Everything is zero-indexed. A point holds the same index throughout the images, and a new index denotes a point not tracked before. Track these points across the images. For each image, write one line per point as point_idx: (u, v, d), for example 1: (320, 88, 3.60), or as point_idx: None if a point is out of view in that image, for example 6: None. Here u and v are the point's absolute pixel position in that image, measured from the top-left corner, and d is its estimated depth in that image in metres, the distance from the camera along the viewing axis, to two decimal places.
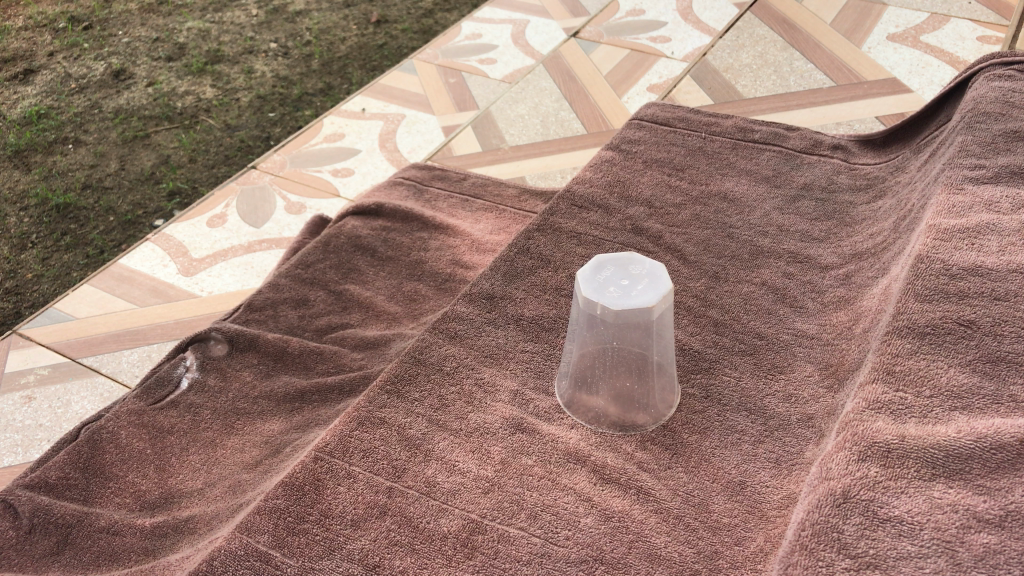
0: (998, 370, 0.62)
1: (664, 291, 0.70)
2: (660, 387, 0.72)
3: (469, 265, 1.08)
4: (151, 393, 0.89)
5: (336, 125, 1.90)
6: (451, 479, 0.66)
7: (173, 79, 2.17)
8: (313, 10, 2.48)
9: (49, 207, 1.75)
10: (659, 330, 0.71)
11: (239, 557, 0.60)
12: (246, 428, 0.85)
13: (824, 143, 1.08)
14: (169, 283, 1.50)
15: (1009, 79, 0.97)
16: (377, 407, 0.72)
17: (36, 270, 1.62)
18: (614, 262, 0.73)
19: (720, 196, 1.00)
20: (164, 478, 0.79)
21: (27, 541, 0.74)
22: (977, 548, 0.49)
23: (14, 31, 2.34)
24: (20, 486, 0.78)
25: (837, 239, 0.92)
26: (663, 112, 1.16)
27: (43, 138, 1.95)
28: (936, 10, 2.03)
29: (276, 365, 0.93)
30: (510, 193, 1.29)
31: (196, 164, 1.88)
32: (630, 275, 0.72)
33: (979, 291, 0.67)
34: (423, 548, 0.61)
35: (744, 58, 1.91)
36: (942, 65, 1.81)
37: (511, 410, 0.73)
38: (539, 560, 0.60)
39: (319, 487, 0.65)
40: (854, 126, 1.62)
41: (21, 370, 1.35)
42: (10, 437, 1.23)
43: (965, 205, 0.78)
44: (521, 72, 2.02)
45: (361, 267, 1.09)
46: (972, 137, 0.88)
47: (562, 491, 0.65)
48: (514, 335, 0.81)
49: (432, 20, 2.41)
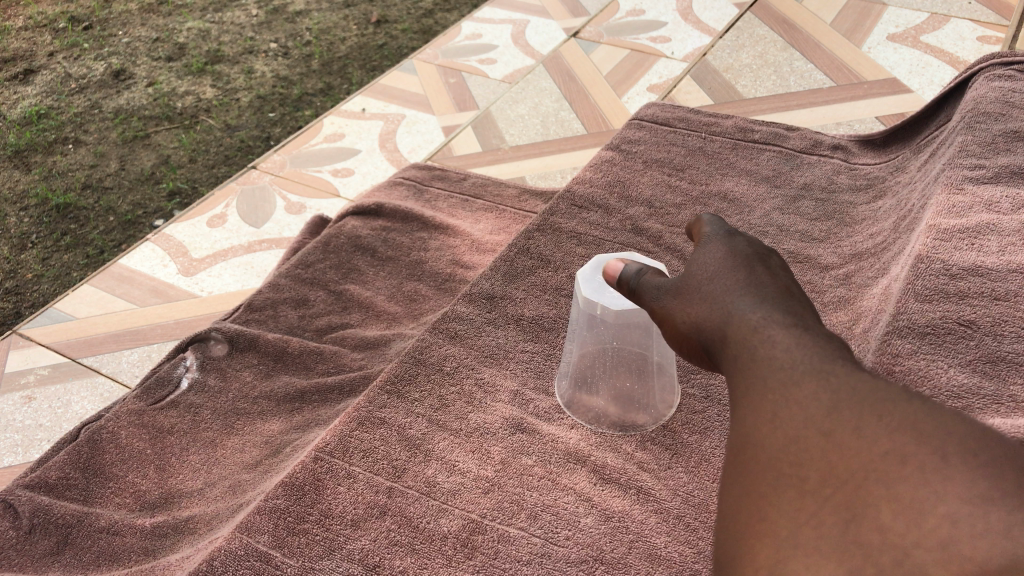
0: (997, 370, 0.61)
1: None
2: (660, 387, 0.74)
3: (469, 266, 1.08)
4: (151, 393, 0.89)
5: (336, 126, 1.90)
6: (451, 479, 0.66)
7: (173, 78, 2.17)
8: (313, 10, 2.48)
9: (49, 207, 1.75)
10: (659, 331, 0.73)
11: (239, 557, 0.60)
12: (245, 428, 0.85)
13: (824, 143, 1.08)
14: (169, 283, 1.51)
15: (1009, 79, 0.97)
16: (377, 407, 0.72)
17: (36, 270, 1.62)
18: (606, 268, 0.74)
19: (720, 197, 1.00)
20: (163, 478, 0.79)
21: (27, 541, 0.73)
22: None
23: (15, 32, 2.35)
24: (21, 486, 0.78)
25: (837, 239, 0.92)
26: (664, 112, 1.16)
27: (43, 138, 1.95)
28: (936, 10, 2.03)
29: (276, 365, 0.93)
30: (510, 193, 1.30)
31: (196, 164, 1.88)
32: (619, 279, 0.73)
33: (979, 291, 0.67)
34: (423, 548, 0.61)
35: (744, 58, 1.90)
36: (942, 65, 1.81)
37: (512, 410, 0.73)
38: (539, 560, 0.60)
39: (319, 487, 0.65)
40: (854, 127, 1.62)
41: (21, 370, 1.35)
42: (10, 437, 1.23)
43: (965, 205, 0.78)
44: (521, 72, 2.02)
45: (361, 267, 1.09)
46: (971, 137, 0.88)
47: (563, 491, 0.65)
48: (514, 334, 0.81)
49: (432, 20, 2.40)
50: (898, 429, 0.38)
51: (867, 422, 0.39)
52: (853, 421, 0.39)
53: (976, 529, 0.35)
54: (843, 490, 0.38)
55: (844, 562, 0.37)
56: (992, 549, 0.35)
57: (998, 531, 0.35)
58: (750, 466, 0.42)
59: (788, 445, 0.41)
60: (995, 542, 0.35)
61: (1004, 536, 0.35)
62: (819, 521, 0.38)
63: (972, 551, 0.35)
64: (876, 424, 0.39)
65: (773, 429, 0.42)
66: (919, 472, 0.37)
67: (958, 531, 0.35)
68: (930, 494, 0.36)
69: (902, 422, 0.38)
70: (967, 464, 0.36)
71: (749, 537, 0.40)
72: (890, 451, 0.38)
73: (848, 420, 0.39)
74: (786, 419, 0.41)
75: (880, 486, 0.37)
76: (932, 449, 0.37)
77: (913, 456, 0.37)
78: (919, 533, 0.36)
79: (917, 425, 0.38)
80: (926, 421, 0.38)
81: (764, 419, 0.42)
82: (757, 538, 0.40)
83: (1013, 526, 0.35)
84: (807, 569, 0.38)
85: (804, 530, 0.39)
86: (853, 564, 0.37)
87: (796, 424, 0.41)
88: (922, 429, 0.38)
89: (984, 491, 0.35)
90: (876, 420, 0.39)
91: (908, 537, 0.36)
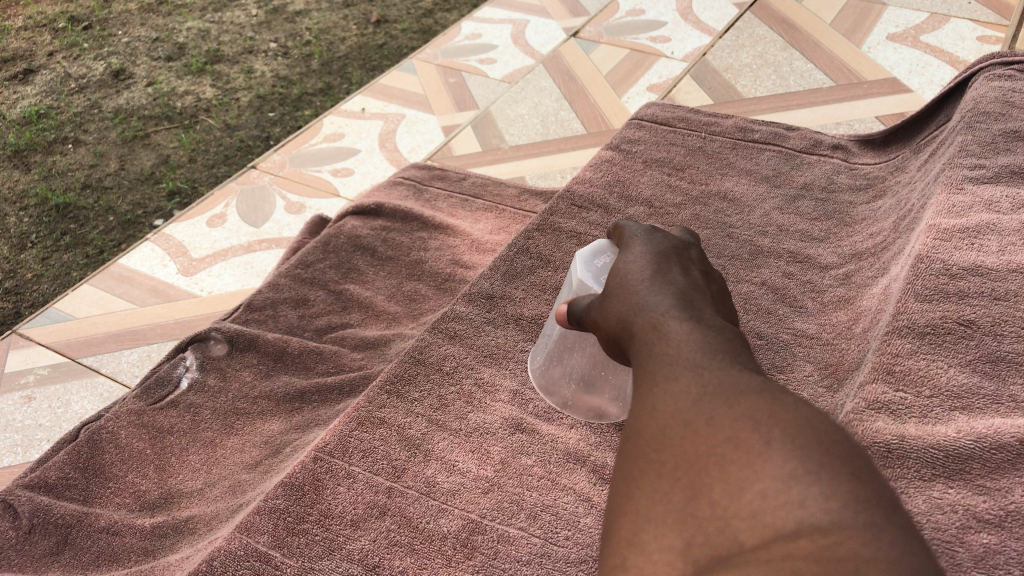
0: (998, 370, 0.61)
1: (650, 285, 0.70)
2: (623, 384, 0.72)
3: (469, 265, 1.08)
4: (151, 393, 0.89)
5: (335, 125, 1.90)
6: (451, 479, 0.66)
7: (173, 78, 2.16)
8: (313, 10, 2.47)
9: (49, 207, 1.75)
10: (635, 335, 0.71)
11: (239, 557, 0.60)
12: (245, 428, 0.85)
13: (824, 143, 1.08)
14: (168, 283, 1.51)
15: (1009, 79, 0.97)
16: (376, 407, 0.72)
17: (36, 270, 1.62)
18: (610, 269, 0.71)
19: (720, 196, 1.00)
20: (163, 478, 0.79)
21: (26, 541, 0.73)
22: (977, 548, 0.49)
23: (14, 31, 2.35)
24: (21, 486, 0.78)
25: (838, 239, 0.92)
26: (663, 111, 1.16)
27: (43, 138, 1.95)
28: (936, 10, 2.03)
29: (276, 365, 0.93)
30: (509, 193, 1.30)
31: (196, 164, 1.88)
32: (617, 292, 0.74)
33: (979, 291, 0.67)
34: (423, 548, 0.61)
35: (744, 58, 1.90)
36: (942, 65, 1.81)
37: (511, 410, 0.73)
38: (539, 560, 0.60)
39: (319, 487, 0.65)
40: (854, 126, 1.62)
41: (21, 370, 1.35)
42: (10, 437, 1.23)
43: (966, 205, 0.78)
44: (521, 72, 2.02)
45: (361, 267, 1.10)
46: (972, 137, 0.88)
47: (562, 491, 0.65)
48: (514, 334, 0.81)
49: (432, 19, 2.40)
50: (739, 419, 0.43)
51: (719, 409, 0.45)
52: (708, 410, 0.45)
53: (778, 500, 0.39)
54: (689, 470, 0.44)
55: (682, 531, 0.42)
56: (786, 517, 0.39)
57: (794, 502, 0.39)
58: (628, 450, 0.48)
59: (655, 430, 0.46)
60: (791, 511, 0.39)
61: (796, 506, 0.38)
62: (669, 498, 0.44)
63: (773, 519, 0.39)
64: (726, 412, 0.44)
65: (648, 417, 0.47)
66: (748, 454, 0.42)
67: (765, 504, 0.40)
68: (752, 473, 0.41)
69: (745, 412, 0.44)
70: (786, 448, 0.41)
71: (619, 512, 0.46)
72: (729, 437, 0.43)
73: (703, 410, 0.45)
74: (659, 408, 0.47)
75: (716, 468, 0.43)
76: (761, 436, 0.42)
77: (746, 441, 0.42)
78: (736, 506, 0.41)
79: (755, 415, 0.43)
80: (764, 415, 0.43)
81: (641, 408, 0.48)
82: (624, 514, 0.45)
83: (806, 497, 0.39)
84: (655, 539, 0.43)
85: (657, 508, 0.44)
86: (687, 534, 0.42)
87: (664, 410, 0.47)
88: (760, 418, 0.43)
89: (794, 469, 0.40)
90: (725, 410, 0.44)
91: (731, 508, 0.41)
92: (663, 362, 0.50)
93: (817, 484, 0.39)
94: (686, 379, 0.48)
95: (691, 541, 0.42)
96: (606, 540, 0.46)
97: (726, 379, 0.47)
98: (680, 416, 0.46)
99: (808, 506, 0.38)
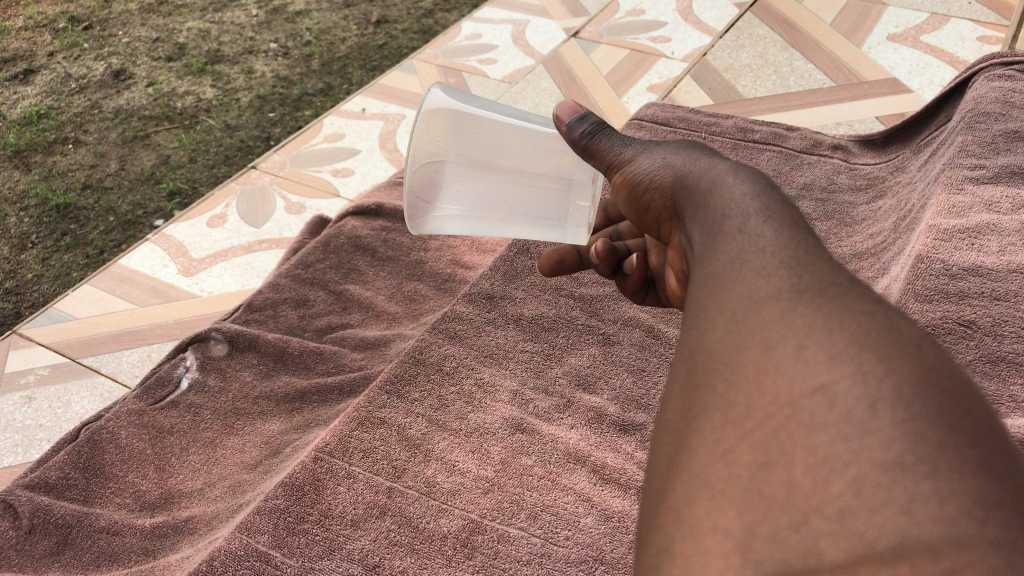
0: (998, 370, 0.62)
1: (538, 226, 0.68)
2: (431, 183, 0.67)
3: (470, 265, 1.09)
4: (151, 393, 0.89)
5: (336, 126, 1.90)
6: (451, 479, 0.66)
7: (173, 78, 2.17)
8: (313, 10, 2.47)
9: (49, 207, 1.76)
10: (485, 208, 0.68)
11: (239, 557, 0.60)
12: (245, 428, 0.85)
13: (824, 143, 1.08)
14: (168, 283, 1.51)
15: (1009, 79, 0.97)
16: (377, 407, 0.72)
17: (36, 271, 1.62)
18: (572, 218, 0.68)
19: None
20: (163, 478, 0.79)
21: (27, 541, 0.73)
22: None
23: (15, 31, 2.35)
24: (21, 486, 0.78)
25: (838, 239, 0.92)
26: (663, 111, 1.15)
27: (43, 138, 1.95)
28: (936, 10, 2.03)
29: (276, 365, 0.93)
30: None
31: (196, 164, 1.88)
32: (550, 185, 0.67)
33: (979, 291, 0.68)
34: (423, 548, 0.61)
35: (744, 58, 1.89)
36: (942, 65, 1.82)
37: (511, 410, 0.72)
38: (539, 560, 0.60)
39: (319, 487, 0.65)
40: (854, 126, 1.62)
41: (21, 370, 1.35)
42: (10, 437, 1.23)
43: (965, 205, 0.78)
44: (521, 72, 2.02)
45: (362, 267, 1.10)
46: (971, 137, 0.88)
47: (562, 491, 0.65)
48: (514, 334, 0.81)
49: (432, 20, 2.40)
50: (839, 358, 0.35)
51: (814, 338, 0.36)
52: (798, 334, 0.36)
53: (876, 498, 0.32)
54: (765, 428, 0.36)
55: (741, 508, 0.36)
56: (885, 525, 0.32)
57: (899, 501, 0.32)
58: (696, 370, 0.40)
59: (732, 352, 0.38)
60: (894, 515, 0.32)
61: (902, 511, 0.32)
62: (733, 455, 0.37)
63: (866, 526, 0.33)
64: (822, 346, 0.36)
65: (725, 335, 0.39)
66: (844, 420, 0.34)
67: (860, 500, 0.33)
68: (847, 451, 0.33)
69: (849, 353, 0.35)
70: (895, 418, 0.33)
71: (674, 447, 0.39)
72: (822, 388, 0.35)
73: (792, 333, 0.37)
74: (733, 323, 0.39)
75: (801, 434, 0.35)
76: (865, 397, 0.34)
77: (842, 399, 0.34)
78: (822, 491, 0.34)
79: (861, 361, 0.34)
80: (870, 360, 0.34)
81: (712, 317, 0.40)
82: (676, 446, 0.39)
83: (913, 498, 0.32)
84: (708, 511, 0.36)
85: (717, 465, 0.37)
86: (747, 511, 0.36)
87: (740, 326, 0.39)
88: (866, 367, 0.34)
89: (903, 452, 0.32)
90: (822, 343, 0.36)
91: (812, 494, 0.34)
92: (752, 253, 0.41)
93: (931, 479, 0.32)
94: (777, 284, 0.39)
95: (752, 529, 0.35)
96: (652, 483, 0.40)
97: (829, 287, 0.38)
98: (760, 337, 0.38)
99: (917, 514, 0.31)
